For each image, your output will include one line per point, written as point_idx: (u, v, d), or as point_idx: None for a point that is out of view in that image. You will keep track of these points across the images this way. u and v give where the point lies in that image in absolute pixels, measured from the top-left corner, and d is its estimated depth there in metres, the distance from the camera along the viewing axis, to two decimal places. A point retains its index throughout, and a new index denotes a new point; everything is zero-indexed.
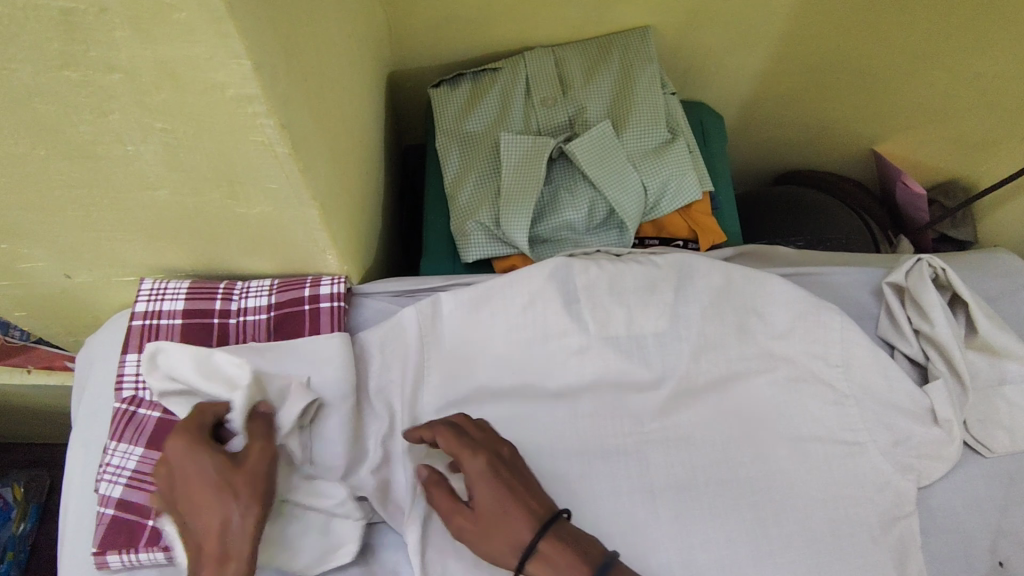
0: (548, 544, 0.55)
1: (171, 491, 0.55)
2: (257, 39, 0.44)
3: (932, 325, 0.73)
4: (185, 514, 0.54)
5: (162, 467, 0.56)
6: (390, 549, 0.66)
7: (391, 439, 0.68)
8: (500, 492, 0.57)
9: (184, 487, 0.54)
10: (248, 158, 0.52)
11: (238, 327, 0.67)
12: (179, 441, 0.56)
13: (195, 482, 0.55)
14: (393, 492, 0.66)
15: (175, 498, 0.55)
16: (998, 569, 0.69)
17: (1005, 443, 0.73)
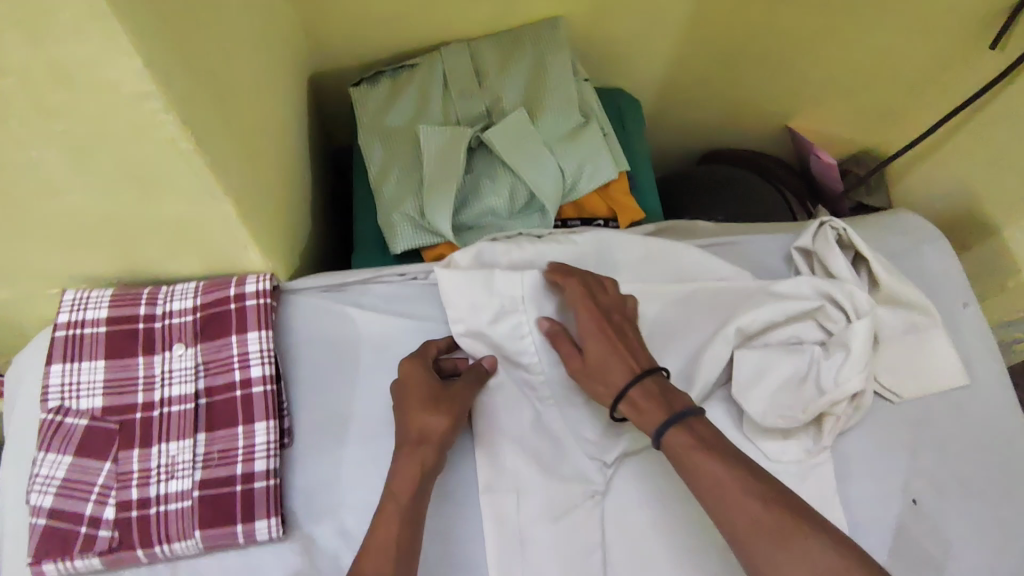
0: (636, 391, 0.64)
1: (418, 401, 0.65)
2: (149, 36, 0.45)
3: (843, 315, 0.73)
4: (412, 413, 0.65)
5: (418, 380, 0.66)
6: (331, 536, 0.65)
7: (330, 430, 0.70)
8: (612, 346, 0.67)
9: (444, 399, 0.66)
10: (158, 157, 0.53)
11: (164, 331, 0.67)
12: (414, 362, 0.68)
13: (449, 393, 0.66)
14: (332, 480, 0.67)
15: (417, 403, 0.65)
16: (912, 505, 0.73)
17: (911, 387, 0.78)
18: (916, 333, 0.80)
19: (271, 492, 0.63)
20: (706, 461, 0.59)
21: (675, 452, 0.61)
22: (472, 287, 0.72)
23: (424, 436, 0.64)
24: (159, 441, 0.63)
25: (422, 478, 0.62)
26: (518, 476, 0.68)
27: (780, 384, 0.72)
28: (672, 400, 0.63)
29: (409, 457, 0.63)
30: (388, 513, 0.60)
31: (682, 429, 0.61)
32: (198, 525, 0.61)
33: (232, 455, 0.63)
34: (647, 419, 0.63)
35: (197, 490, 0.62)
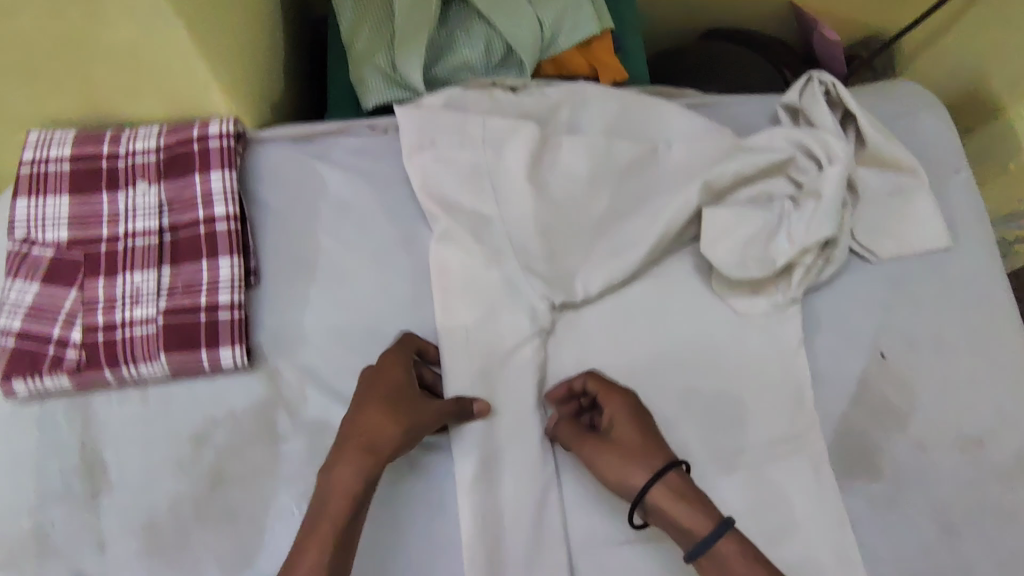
0: (654, 509, 0.60)
1: (378, 398, 0.60)
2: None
3: (816, 166, 0.71)
4: (366, 419, 0.59)
5: (390, 389, 0.61)
6: (295, 370, 0.67)
7: (296, 274, 0.70)
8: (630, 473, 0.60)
9: (414, 429, 0.60)
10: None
11: (128, 170, 0.67)
12: (392, 358, 0.64)
13: (417, 403, 0.61)
14: (296, 321, 0.68)
15: (381, 418, 0.59)
16: (880, 359, 0.72)
17: (890, 248, 0.76)
18: (902, 195, 0.77)
19: (235, 323, 0.64)
20: (695, 508, 0.59)
21: (670, 505, 0.59)
22: (430, 129, 0.71)
23: (381, 453, 0.58)
24: (123, 271, 0.64)
25: (356, 496, 0.57)
26: (477, 316, 0.68)
27: (745, 237, 0.70)
28: (654, 434, 0.62)
29: (353, 469, 0.57)
30: (323, 529, 0.56)
31: (677, 476, 0.60)
32: (163, 349, 0.62)
33: (196, 287, 0.64)
34: (670, 527, 0.59)
35: (161, 317, 0.63)
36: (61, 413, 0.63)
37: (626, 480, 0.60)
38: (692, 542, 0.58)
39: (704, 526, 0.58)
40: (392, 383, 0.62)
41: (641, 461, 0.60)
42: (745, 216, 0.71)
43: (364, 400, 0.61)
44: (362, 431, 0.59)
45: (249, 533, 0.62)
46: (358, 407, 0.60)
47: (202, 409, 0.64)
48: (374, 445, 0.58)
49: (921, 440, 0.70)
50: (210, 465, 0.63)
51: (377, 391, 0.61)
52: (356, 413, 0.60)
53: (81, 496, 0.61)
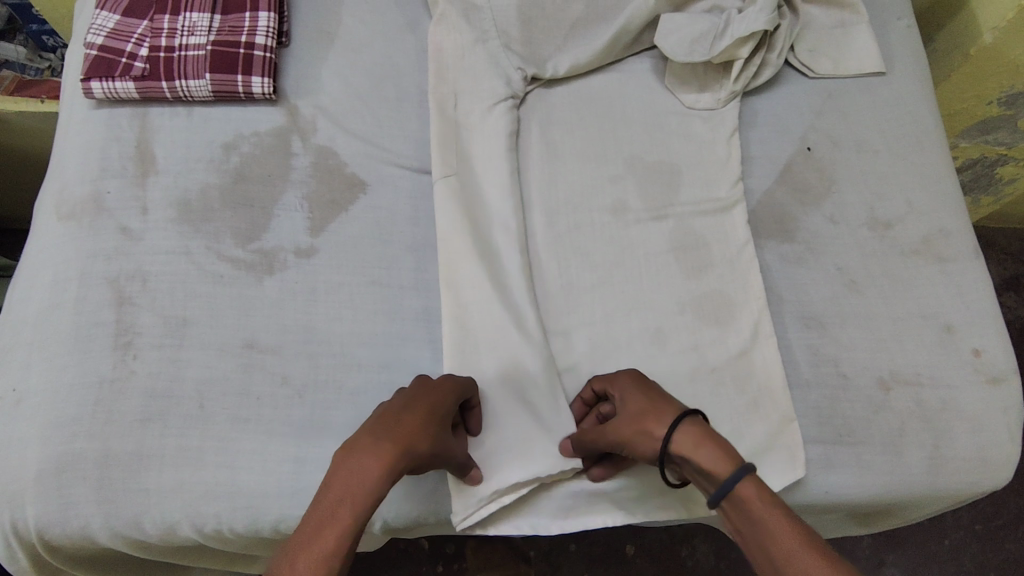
0: (679, 449, 0.55)
1: (415, 422, 0.57)
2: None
3: None
4: (402, 418, 0.56)
5: (433, 396, 0.60)
6: (310, 109, 0.81)
7: (319, 43, 0.85)
8: (636, 423, 0.59)
9: (436, 419, 0.59)
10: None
11: None
12: (438, 402, 0.60)
13: (447, 438, 0.59)
14: (314, 75, 0.84)
15: (411, 421, 0.57)
16: (806, 152, 0.83)
17: (828, 66, 0.87)
18: (841, 27, 0.89)
19: (267, 61, 0.80)
20: (714, 446, 0.54)
21: (692, 449, 0.55)
22: None
23: (404, 448, 0.54)
24: (184, 11, 0.80)
25: (376, 486, 0.52)
26: (461, 81, 0.83)
27: (691, 35, 0.83)
28: (665, 394, 0.61)
29: (369, 457, 0.52)
30: (341, 520, 0.49)
31: (697, 424, 0.56)
32: (208, 70, 0.78)
33: (239, 30, 0.80)
34: (705, 484, 0.55)
35: (208, 45, 0.79)
36: (125, 118, 0.79)
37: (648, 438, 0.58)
38: (713, 486, 0.53)
39: (725, 465, 0.53)
40: (435, 414, 0.59)
41: (654, 416, 0.58)
42: (692, 20, 0.84)
43: (371, 438, 0.54)
44: (344, 486, 0.51)
45: (259, 217, 0.75)
46: (344, 463, 0.52)
47: (234, 127, 0.80)
48: (413, 454, 0.55)
49: (837, 216, 0.80)
50: (234, 165, 0.77)
51: (411, 427, 0.56)
52: (350, 483, 0.51)
53: (133, 176, 0.76)
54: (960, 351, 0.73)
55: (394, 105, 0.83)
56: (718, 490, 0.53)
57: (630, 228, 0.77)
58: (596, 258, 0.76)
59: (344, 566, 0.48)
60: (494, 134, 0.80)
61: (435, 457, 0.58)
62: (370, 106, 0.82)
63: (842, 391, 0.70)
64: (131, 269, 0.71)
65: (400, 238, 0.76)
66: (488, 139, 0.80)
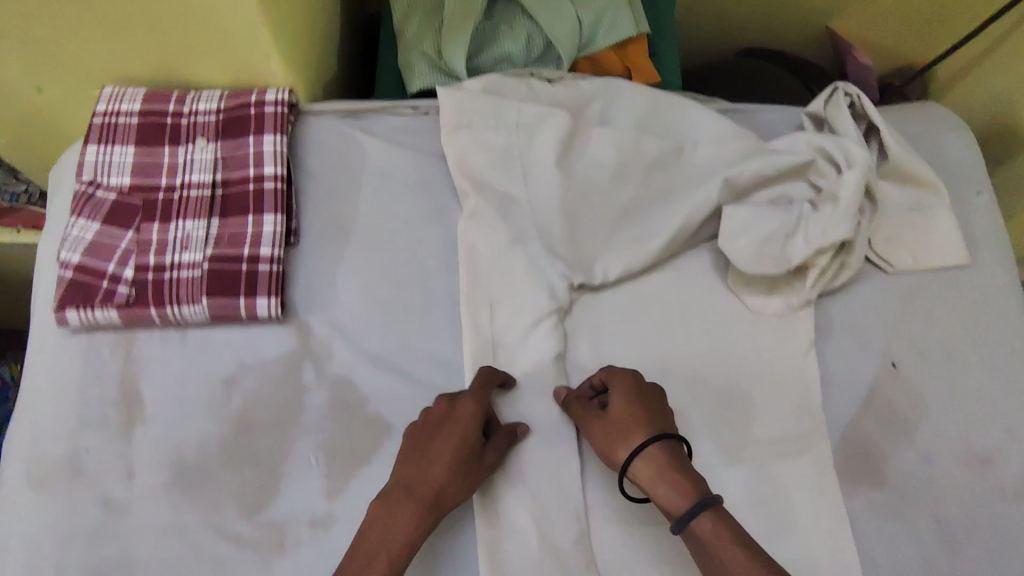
0: (641, 472, 0.59)
1: (439, 463, 0.59)
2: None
3: (835, 172, 0.73)
4: (425, 468, 0.60)
5: (457, 425, 0.61)
6: (323, 327, 0.70)
7: (333, 241, 0.74)
8: (614, 441, 0.61)
9: (463, 454, 0.60)
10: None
11: (188, 127, 0.73)
12: (461, 427, 0.61)
13: (479, 464, 0.61)
14: (328, 281, 0.72)
15: (434, 465, 0.59)
16: (890, 368, 0.73)
17: (907, 260, 0.77)
18: (922, 210, 0.79)
19: (274, 275, 0.68)
20: (681, 478, 0.58)
21: (653, 478, 0.59)
22: (469, 111, 0.75)
23: (433, 496, 0.59)
24: (177, 218, 0.69)
25: (405, 544, 0.57)
26: (498, 289, 0.72)
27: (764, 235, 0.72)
28: (652, 409, 0.62)
29: (401, 512, 0.58)
30: (377, 569, 0.55)
31: (664, 447, 0.60)
32: (204, 293, 0.66)
33: (240, 239, 0.69)
34: (665, 501, 0.58)
35: (205, 263, 0.67)
36: (107, 347, 0.68)
37: (621, 441, 0.61)
38: (673, 516, 0.57)
39: (684, 497, 0.57)
40: (459, 442, 0.60)
41: (627, 436, 0.61)
42: (761, 214, 0.73)
43: (395, 495, 0.59)
44: (373, 546, 0.56)
45: (268, 478, 0.64)
46: (374, 522, 0.58)
47: (235, 355, 0.68)
48: (441, 497, 0.59)
49: (928, 451, 0.70)
50: (237, 408, 0.66)
51: (432, 471, 0.59)
52: (376, 544, 0.56)
53: (116, 426, 0.65)
54: None
55: (420, 318, 0.72)
56: (678, 521, 0.56)
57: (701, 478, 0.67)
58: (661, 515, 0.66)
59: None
60: (540, 351, 0.70)
61: (470, 483, 0.61)
62: (395, 321, 0.71)
63: None
64: (114, 554, 0.61)
65: None
66: (533, 355, 0.70)
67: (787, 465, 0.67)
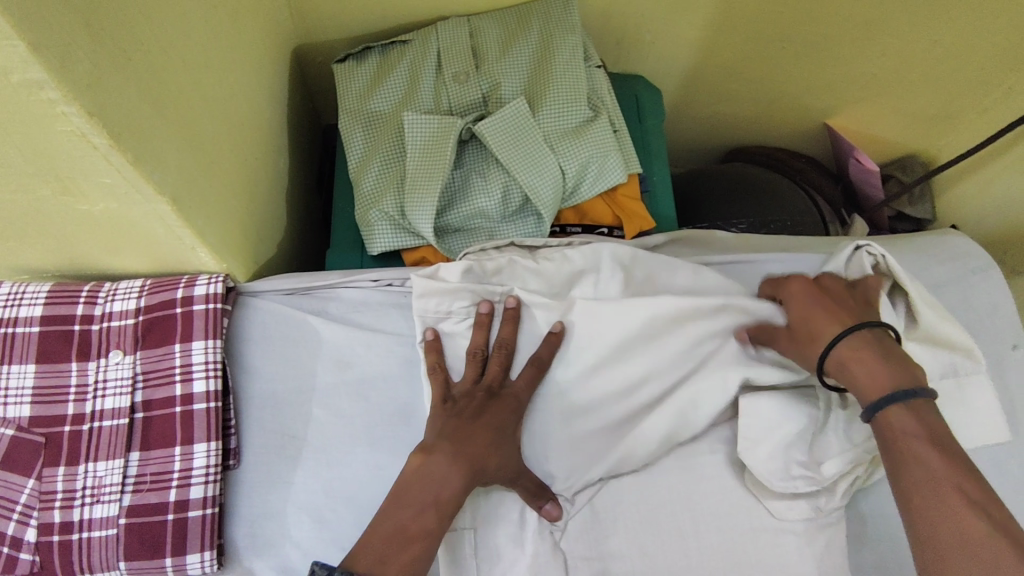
0: (843, 349, 0.54)
1: (492, 432, 0.59)
2: (50, 38, 0.39)
3: None
4: (476, 433, 0.58)
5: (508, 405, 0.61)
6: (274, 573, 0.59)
7: (284, 460, 0.63)
8: (819, 305, 0.58)
9: (510, 430, 0.61)
10: (77, 162, 0.47)
11: (102, 334, 0.61)
12: (511, 406, 0.61)
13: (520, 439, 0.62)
14: (277, 512, 0.61)
15: (487, 435, 0.59)
16: None
17: None
18: (958, 379, 0.69)
19: (206, 523, 0.57)
20: (885, 365, 0.52)
21: (858, 353, 0.53)
22: (448, 302, 0.65)
23: (480, 462, 0.58)
24: (87, 459, 0.57)
25: (457, 499, 0.56)
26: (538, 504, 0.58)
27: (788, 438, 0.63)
28: (843, 300, 0.58)
29: (445, 457, 0.57)
30: (427, 522, 0.55)
31: (867, 332, 0.54)
32: (123, 556, 0.55)
33: (165, 479, 0.57)
34: (863, 378, 0.52)
35: (123, 518, 0.56)
36: None
37: (813, 342, 0.57)
38: (878, 393, 0.51)
39: (891, 383, 0.51)
40: (511, 418, 0.61)
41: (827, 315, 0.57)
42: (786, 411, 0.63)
43: (447, 452, 0.57)
44: (417, 504, 0.55)
45: None
46: (416, 487, 0.56)
47: None
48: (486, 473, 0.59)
49: None
50: None
51: (485, 443, 0.58)
52: (422, 506, 0.55)
53: None
54: None
55: None
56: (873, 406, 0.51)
57: None
58: None
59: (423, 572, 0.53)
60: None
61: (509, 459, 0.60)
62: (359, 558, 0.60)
63: None
64: None
65: None
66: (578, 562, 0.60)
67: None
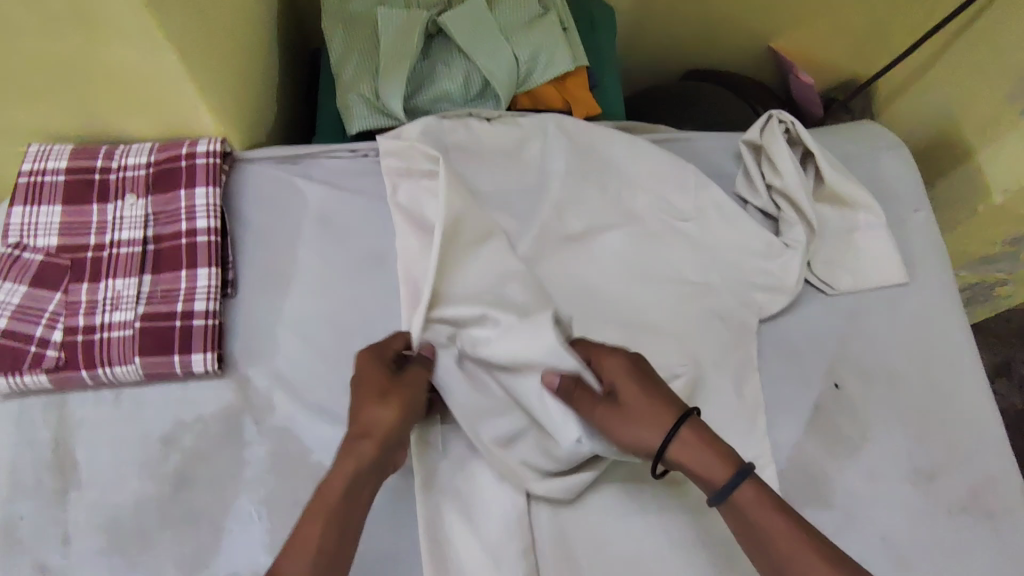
0: (681, 438, 0.59)
1: (366, 397, 0.60)
2: None
3: (788, 213, 0.78)
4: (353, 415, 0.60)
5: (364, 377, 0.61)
6: (265, 380, 0.69)
7: (274, 292, 0.73)
8: (645, 392, 0.61)
9: (384, 388, 0.61)
10: (109, 10, 0.57)
11: (118, 183, 0.71)
12: (372, 377, 0.61)
13: (401, 389, 0.61)
14: (268, 333, 0.71)
15: (360, 405, 0.60)
16: (834, 389, 0.74)
17: (848, 281, 0.79)
18: (860, 230, 0.81)
19: (208, 331, 0.67)
20: (717, 452, 0.59)
21: (693, 447, 0.59)
22: (409, 157, 0.76)
23: (360, 432, 0.59)
24: (107, 277, 0.68)
25: (353, 478, 0.57)
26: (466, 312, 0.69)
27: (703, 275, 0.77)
28: (659, 392, 0.62)
29: (351, 456, 0.58)
30: (314, 512, 0.55)
31: (693, 427, 0.60)
32: (137, 353, 0.65)
33: (174, 295, 0.68)
34: (703, 470, 0.59)
35: (138, 322, 0.66)
36: (39, 412, 0.66)
37: (645, 422, 0.60)
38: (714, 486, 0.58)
39: (720, 471, 0.58)
40: (379, 384, 0.61)
41: (650, 419, 0.60)
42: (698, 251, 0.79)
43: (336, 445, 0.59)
44: (319, 497, 0.56)
45: (209, 536, 0.63)
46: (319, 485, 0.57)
47: (172, 413, 0.67)
48: (375, 435, 0.59)
49: (873, 471, 0.71)
50: (175, 466, 0.65)
51: (360, 419, 0.59)
52: (319, 498, 0.56)
53: (51, 492, 0.64)
54: None
55: None
56: (721, 493, 0.57)
57: (648, 514, 0.68)
58: (614, 551, 0.66)
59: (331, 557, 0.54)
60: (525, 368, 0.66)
61: (393, 412, 0.59)
62: (337, 369, 0.71)
63: None
64: None
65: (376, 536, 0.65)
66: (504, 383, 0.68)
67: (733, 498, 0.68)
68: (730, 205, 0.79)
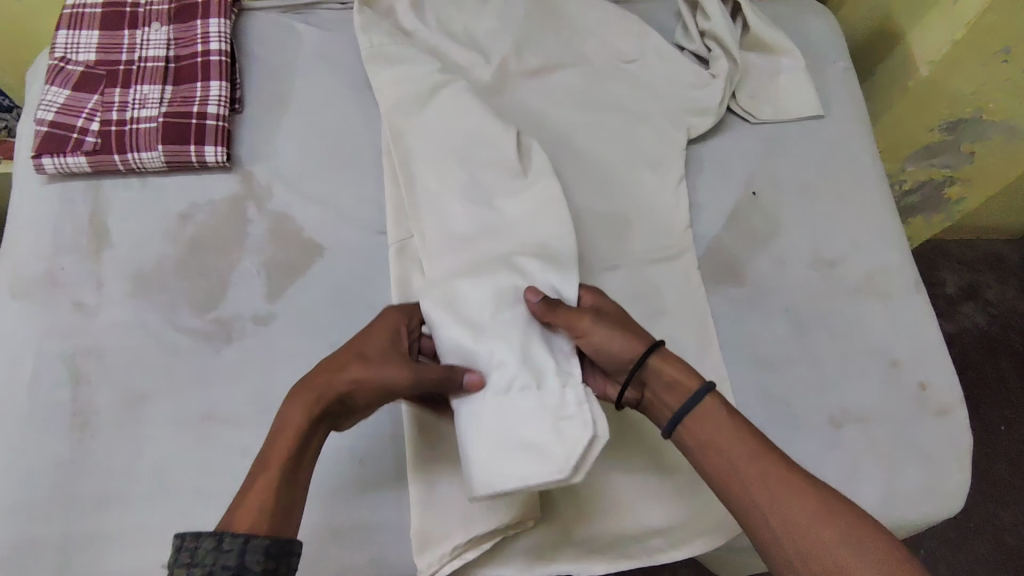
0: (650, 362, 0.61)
1: (342, 356, 0.60)
2: None
3: (716, 52, 0.91)
4: (324, 367, 0.60)
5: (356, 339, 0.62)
6: (265, 175, 0.83)
7: (274, 109, 0.86)
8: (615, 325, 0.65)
9: (362, 356, 0.61)
10: None
11: (145, 14, 0.85)
12: (360, 341, 0.62)
13: (383, 359, 0.61)
14: (269, 140, 0.85)
15: (334, 364, 0.60)
16: (750, 196, 0.86)
17: (768, 111, 0.91)
18: (781, 70, 0.93)
19: (218, 129, 0.81)
20: (682, 370, 0.61)
21: (659, 370, 0.61)
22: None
23: (322, 383, 0.59)
24: (135, 85, 0.82)
25: (305, 427, 0.57)
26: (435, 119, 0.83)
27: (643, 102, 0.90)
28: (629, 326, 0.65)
29: (302, 409, 0.57)
30: (269, 454, 0.56)
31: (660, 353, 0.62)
32: (160, 142, 0.79)
33: (190, 100, 0.82)
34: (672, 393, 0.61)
35: (161, 118, 0.80)
36: (78, 192, 0.80)
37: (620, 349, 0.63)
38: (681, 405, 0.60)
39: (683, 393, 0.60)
40: (359, 351, 0.61)
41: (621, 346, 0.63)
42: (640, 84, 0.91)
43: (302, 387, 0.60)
44: (275, 442, 0.57)
45: (216, 286, 0.76)
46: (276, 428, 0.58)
47: (188, 196, 0.81)
48: (338, 391, 0.59)
49: (781, 257, 0.83)
50: (190, 235, 0.79)
51: (330, 367, 0.60)
52: (274, 443, 0.57)
53: (87, 250, 0.77)
54: (903, 384, 0.78)
55: (355, 168, 0.84)
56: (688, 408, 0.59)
57: None
58: None
59: (276, 505, 0.54)
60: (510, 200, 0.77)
61: (360, 381, 0.59)
62: (325, 169, 0.84)
63: (795, 431, 0.74)
64: (85, 346, 0.73)
65: (356, 291, 0.77)
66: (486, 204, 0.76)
67: (674, 335, 0.76)
68: (667, 48, 0.92)
